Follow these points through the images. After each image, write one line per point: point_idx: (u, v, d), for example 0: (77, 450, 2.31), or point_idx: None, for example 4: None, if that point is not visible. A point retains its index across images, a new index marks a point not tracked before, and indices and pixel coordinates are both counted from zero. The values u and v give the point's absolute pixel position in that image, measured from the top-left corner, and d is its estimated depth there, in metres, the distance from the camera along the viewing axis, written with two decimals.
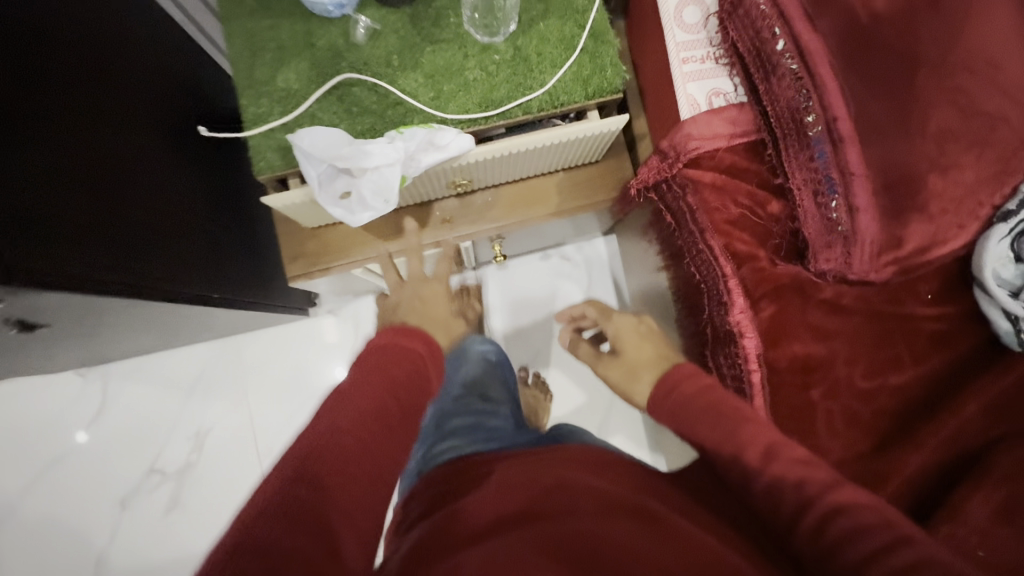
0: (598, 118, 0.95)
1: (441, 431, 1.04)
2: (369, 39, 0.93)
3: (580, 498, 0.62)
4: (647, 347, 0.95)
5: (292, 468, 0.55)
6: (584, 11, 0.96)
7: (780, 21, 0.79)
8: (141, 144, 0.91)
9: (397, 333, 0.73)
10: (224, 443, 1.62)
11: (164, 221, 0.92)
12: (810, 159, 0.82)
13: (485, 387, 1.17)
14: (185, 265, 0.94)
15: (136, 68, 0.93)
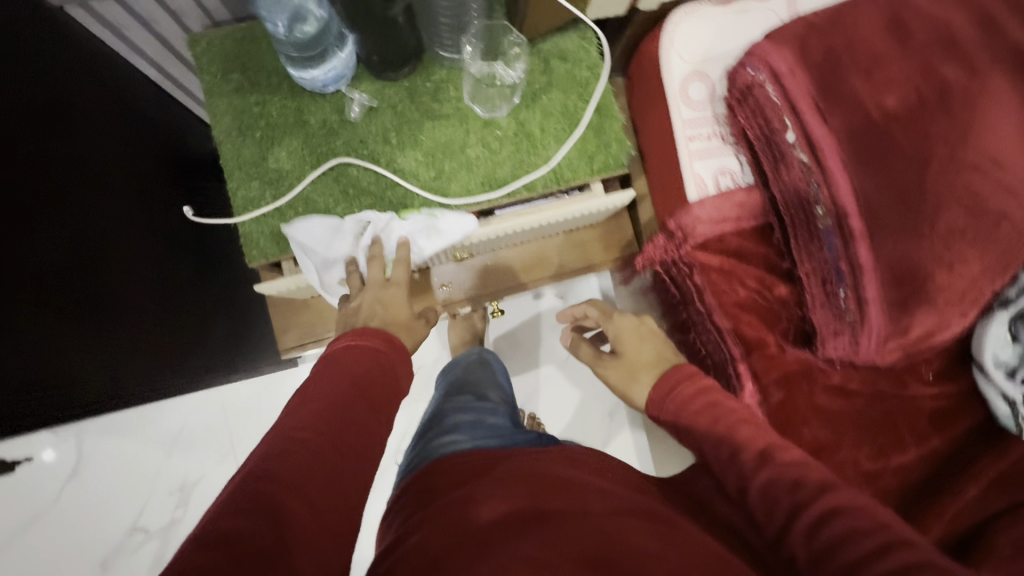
0: (604, 194, 0.92)
1: (437, 429, 0.91)
2: (364, 117, 0.89)
3: (557, 477, 0.64)
4: (648, 347, 0.97)
5: (262, 464, 0.54)
6: (587, 83, 0.93)
7: (790, 113, 0.78)
8: (120, 215, 0.88)
9: (362, 332, 0.74)
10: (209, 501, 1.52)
11: (141, 286, 0.90)
12: (820, 249, 0.82)
13: (484, 390, 1.03)
14: (164, 324, 0.94)
15: (108, 137, 0.89)
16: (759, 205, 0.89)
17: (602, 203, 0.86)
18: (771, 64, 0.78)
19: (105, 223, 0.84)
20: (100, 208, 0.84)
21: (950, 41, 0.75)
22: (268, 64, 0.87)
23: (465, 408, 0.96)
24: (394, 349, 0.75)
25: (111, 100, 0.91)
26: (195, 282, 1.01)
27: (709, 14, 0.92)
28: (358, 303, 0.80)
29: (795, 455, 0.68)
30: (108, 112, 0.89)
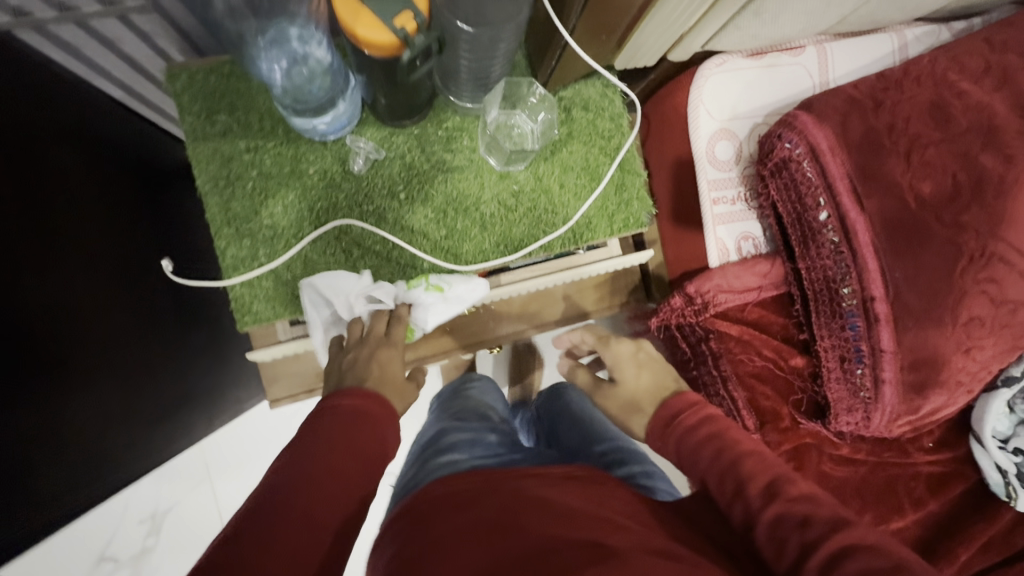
0: (620, 254, 0.90)
1: (427, 453, 0.70)
2: (368, 170, 0.80)
3: (565, 503, 0.52)
4: (644, 374, 0.83)
5: (236, 530, 0.48)
6: (611, 135, 0.87)
7: (824, 192, 0.76)
8: (98, 250, 0.75)
9: (339, 394, 0.63)
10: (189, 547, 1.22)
11: (116, 333, 0.77)
12: (841, 327, 0.80)
13: (483, 408, 0.83)
14: (147, 377, 0.83)
15: (96, 175, 0.77)
16: (781, 276, 0.87)
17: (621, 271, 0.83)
18: (811, 140, 0.75)
19: (76, 264, 0.71)
20: (73, 242, 0.71)
21: (988, 128, 0.73)
22: (262, 105, 0.78)
23: (464, 425, 0.74)
24: (387, 411, 0.63)
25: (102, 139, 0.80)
26: (174, 323, 0.89)
27: (741, 67, 0.86)
28: (350, 359, 0.71)
29: (803, 487, 0.56)
30: (96, 150, 0.78)
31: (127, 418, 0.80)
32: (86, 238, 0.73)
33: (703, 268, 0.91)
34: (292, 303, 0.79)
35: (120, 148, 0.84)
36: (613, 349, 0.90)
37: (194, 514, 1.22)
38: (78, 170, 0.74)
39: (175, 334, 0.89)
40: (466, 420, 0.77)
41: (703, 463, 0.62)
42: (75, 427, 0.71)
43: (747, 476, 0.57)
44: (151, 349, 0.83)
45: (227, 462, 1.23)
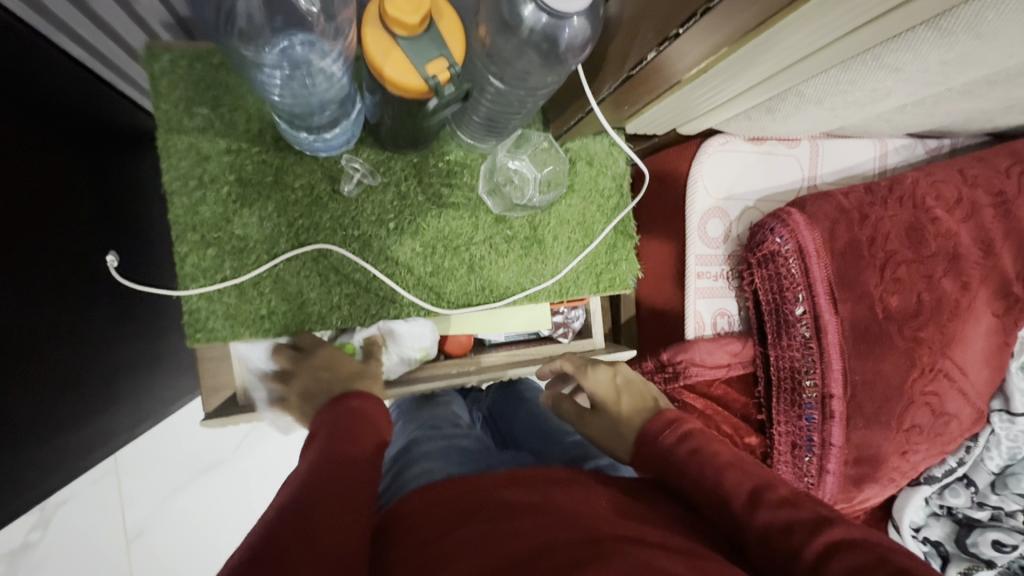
0: (609, 349, 0.92)
1: (397, 467, 0.65)
2: (359, 193, 0.75)
3: (580, 503, 0.51)
4: (624, 399, 0.70)
5: (255, 547, 0.40)
6: (610, 195, 0.87)
7: (804, 289, 0.79)
8: (32, 232, 0.66)
9: (344, 400, 0.60)
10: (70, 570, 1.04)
11: (29, 330, 0.65)
12: (798, 417, 0.83)
13: (454, 415, 0.78)
14: (67, 378, 0.72)
15: (42, 148, 0.68)
16: (750, 356, 0.89)
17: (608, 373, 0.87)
18: (800, 239, 0.79)
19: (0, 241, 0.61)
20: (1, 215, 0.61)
21: (953, 255, 0.79)
22: (250, 106, 0.72)
23: (437, 434, 0.70)
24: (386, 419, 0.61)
25: (61, 112, 0.71)
26: (104, 324, 0.78)
27: (741, 150, 0.88)
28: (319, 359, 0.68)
29: (784, 490, 0.53)
30: (50, 123, 0.69)
31: (39, 424, 0.69)
32: (26, 218, 0.65)
33: (680, 339, 0.92)
34: (254, 323, 0.73)
35: (84, 117, 0.75)
36: (591, 379, 0.76)
37: (88, 535, 1.05)
38: (23, 141, 0.65)
39: (105, 330, 0.79)
40: (437, 428, 0.73)
41: (674, 466, 0.58)
42: None
43: (730, 485, 0.54)
44: (67, 350, 0.72)
45: (139, 480, 1.08)
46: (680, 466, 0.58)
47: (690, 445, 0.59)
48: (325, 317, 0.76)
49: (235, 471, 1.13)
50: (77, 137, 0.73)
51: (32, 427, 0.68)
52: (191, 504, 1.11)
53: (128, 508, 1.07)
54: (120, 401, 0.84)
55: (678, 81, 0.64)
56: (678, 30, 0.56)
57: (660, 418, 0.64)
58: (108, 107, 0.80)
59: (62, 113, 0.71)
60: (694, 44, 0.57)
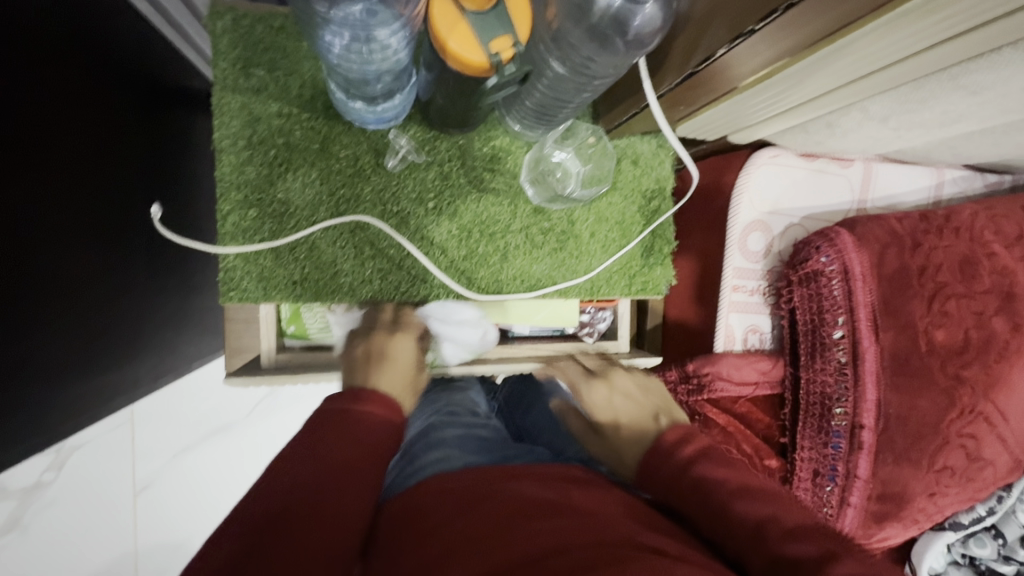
0: (633, 353, 0.91)
1: (416, 448, 0.65)
2: (402, 169, 0.75)
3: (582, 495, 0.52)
4: (623, 414, 0.71)
5: (258, 529, 0.44)
6: (653, 197, 0.86)
7: (844, 313, 0.77)
8: (86, 177, 0.68)
9: (351, 395, 0.57)
10: (75, 513, 1.05)
11: (69, 271, 0.67)
12: (824, 444, 0.80)
13: (472, 403, 0.78)
14: (101, 322, 0.74)
15: (99, 95, 0.69)
16: (779, 377, 0.87)
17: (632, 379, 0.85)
18: (846, 261, 0.76)
19: (50, 185, 0.62)
20: (56, 159, 0.63)
21: (1007, 294, 0.76)
22: (306, 72, 0.72)
23: (455, 421, 0.70)
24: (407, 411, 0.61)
25: (122, 62, 0.73)
26: (141, 277, 0.80)
27: (792, 165, 0.86)
28: (360, 352, 0.67)
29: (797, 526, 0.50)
30: (111, 72, 0.71)
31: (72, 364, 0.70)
32: (80, 161, 0.66)
33: (708, 352, 0.90)
34: (286, 289, 0.73)
35: (144, 69, 0.77)
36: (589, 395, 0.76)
37: (98, 483, 1.06)
38: (82, 85, 0.66)
39: (140, 280, 0.80)
40: (454, 415, 0.72)
41: (680, 487, 0.57)
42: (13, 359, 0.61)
43: (738, 513, 0.52)
44: (102, 296, 0.73)
45: (153, 434, 1.10)
46: (693, 481, 0.57)
47: (696, 474, 0.57)
48: (356, 290, 0.76)
49: (244, 435, 1.14)
50: (133, 88, 0.75)
51: (62, 366, 0.69)
52: (198, 463, 1.12)
53: (138, 461, 1.09)
54: (146, 353, 0.85)
55: (733, 88, 0.64)
56: (754, 27, 0.54)
57: (669, 437, 0.63)
58: (164, 61, 0.82)
59: (122, 62, 0.73)
60: (763, 46, 0.55)
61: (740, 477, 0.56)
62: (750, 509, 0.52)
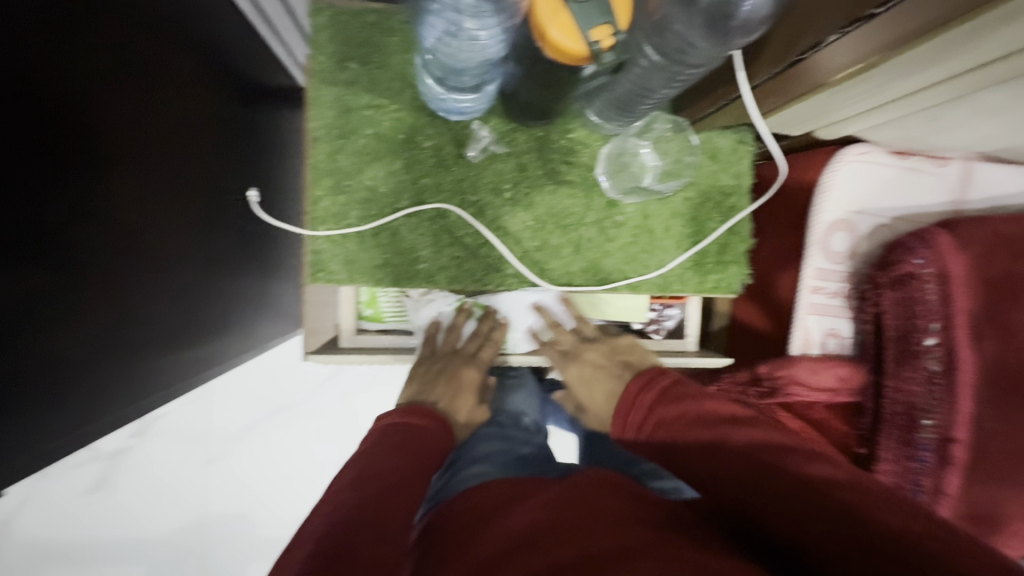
0: (701, 352, 0.89)
1: (458, 460, 0.69)
2: (482, 160, 0.77)
3: (620, 484, 0.54)
4: (599, 394, 0.77)
5: (321, 533, 0.46)
6: (729, 194, 0.84)
7: (940, 320, 0.73)
8: (192, 166, 0.74)
9: (406, 408, 0.67)
10: (156, 476, 1.13)
11: (172, 248, 0.72)
12: (908, 457, 0.75)
13: (516, 418, 0.81)
14: (197, 297, 0.79)
15: (197, 81, 0.73)
16: (859, 384, 0.82)
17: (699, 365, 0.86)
18: (943, 264, 0.73)
19: (167, 171, 0.69)
20: (172, 147, 0.69)
21: None
22: (395, 66, 0.75)
23: (494, 437, 0.73)
24: (446, 428, 0.68)
25: (221, 57, 0.79)
26: (231, 260, 0.86)
27: (883, 163, 0.81)
28: (424, 370, 0.78)
29: None
30: (212, 69, 0.77)
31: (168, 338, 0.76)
32: (188, 147, 0.72)
33: (782, 355, 0.86)
34: (368, 272, 0.76)
35: (241, 62, 0.83)
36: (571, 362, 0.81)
37: (177, 449, 1.14)
38: (190, 78, 0.72)
39: (227, 263, 0.85)
40: (496, 431, 0.75)
41: (677, 443, 0.57)
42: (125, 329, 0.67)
43: None
44: (200, 276, 0.79)
45: (226, 408, 1.16)
46: (686, 434, 0.56)
47: (660, 415, 0.62)
48: (433, 276, 0.78)
49: (310, 413, 1.20)
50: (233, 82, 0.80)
51: (163, 336, 0.74)
52: (266, 437, 1.19)
53: (214, 432, 1.16)
54: (232, 330, 0.91)
55: (822, 83, 0.62)
56: (874, 10, 0.52)
57: (646, 396, 0.65)
58: (258, 57, 0.88)
59: (221, 56, 0.78)
60: (871, 36, 0.54)
61: (693, 407, 0.59)
62: (704, 434, 0.54)
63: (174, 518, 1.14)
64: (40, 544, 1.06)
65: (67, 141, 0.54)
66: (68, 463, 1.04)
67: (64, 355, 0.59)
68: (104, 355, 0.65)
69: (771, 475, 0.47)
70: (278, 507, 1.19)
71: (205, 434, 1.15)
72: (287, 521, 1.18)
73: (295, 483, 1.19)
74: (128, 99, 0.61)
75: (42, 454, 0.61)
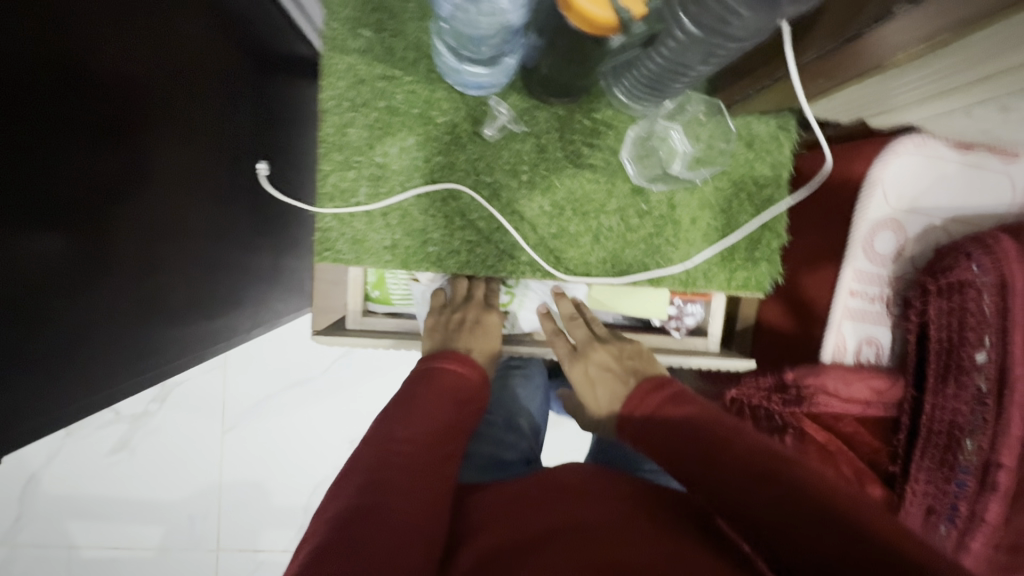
0: (722, 353, 0.83)
1: None
2: (499, 139, 0.73)
3: (630, 500, 0.52)
4: (601, 394, 0.72)
5: (338, 521, 0.46)
6: (765, 185, 0.78)
7: (993, 334, 0.69)
8: (203, 132, 0.71)
9: (440, 355, 0.68)
10: (170, 442, 1.15)
11: (183, 217, 0.70)
12: (946, 479, 0.70)
13: (514, 412, 0.81)
14: (206, 270, 0.77)
15: (212, 47, 0.71)
16: (895, 398, 0.75)
17: (702, 359, 0.82)
18: (1004, 274, 0.69)
19: (177, 131, 0.66)
20: (183, 108, 0.66)
21: None
22: (411, 34, 0.72)
23: (485, 434, 0.74)
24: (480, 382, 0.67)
25: (238, 21, 0.75)
26: (243, 232, 0.84)
27: (941, 156, 0.74)
28: (455, 319, 0.74)
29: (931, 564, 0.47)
30: (228, 33, 0.73)
31: (175, 311, 0.74)
32: (200, 113, 0.70)
33: (811, 361, 0.80)
34: (376, 253, 0.73)
35: (259, 27, 0.80)
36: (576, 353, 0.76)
37: (192, 419, 1.15)
38: (207, 44, 0.69)
39: (236, 230, 0.82)
40: (489, 426, 0.76)
41: (680, 436, 0.55)
42: (130, 295, 0.65)
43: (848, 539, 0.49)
44: (210, 250, 0.77)
45: (240, 380, 1.17)
46: (707, 423, 0.55)
47: (659, 405, 0.62)
48: (443, 260, 0.75)
49: (320, 389, 1.19)
50: (248, 52, 0.78)
51: (171, 307, 0.73)
52: (278, 412, 1.18)
53: (227, 403, 1.17)
54: (244, 305, 0.90)
55: (878, 66, 0.56)
56: None
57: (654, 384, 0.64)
58: (276, 24, 0.85)
59: (239, 21, 0.76)
60: (929, 19, 0.48)
61: (675, 407, 0.60)
62: (695, 424, 0.56)
63: (186, 485, 1.16)
64: (64, 499, 1.12)
65: (69, 113, 0.52)
66: (91, 423, 1.11)
67: (72, 328, 0.58)
68: (113, 323, 0.64)
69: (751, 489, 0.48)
70: (285, 482, 1.18)
71: (219, 405, 1.16)
72: (295, 496, 1.18)
73: (303, 458, 1.19)
74: (136, 49, 0.58)
75: (37, 426, 0.60)
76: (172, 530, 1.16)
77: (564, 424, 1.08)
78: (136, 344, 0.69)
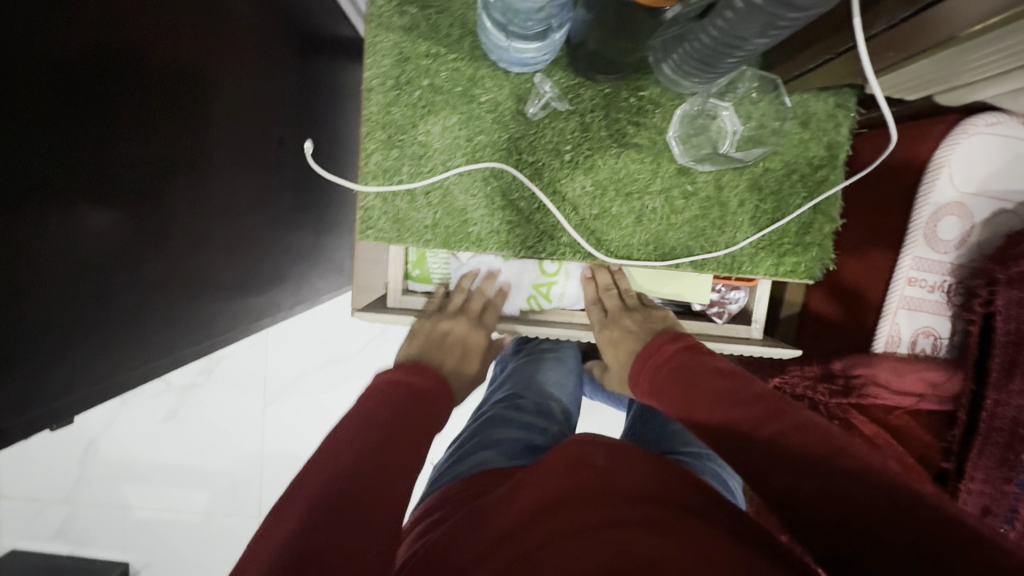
0: (766, 341, 0.81)
1: (470, 444, 0.68)
2: (543, 117, 0.73)
3: (656, 484, 0.49)
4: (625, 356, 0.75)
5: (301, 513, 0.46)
6: (819, 166, 0.74)
7: None
8: (248, 110, 0.72)
9: (407, 365, 0.68)
10: (216, 413, 1.20)
11: (228, 194, 0.72)
12: (1006, 480, 0.68)
13: (544, 398, 0.80)
14: (250, 245, 0.79)
15: (260, 26, 0.72)
16: (952, 392, 0.72)
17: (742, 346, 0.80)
18: None
19: (221, 110, 0.67)
20: (228, 86, 0.67)
21: None
22: (457, 11, 0.71)
23: (513, 420, 0.73)
24: (445, 389, 0.69)
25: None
26: (286, 208, 0.86)
27: (1017, 136, 0.69)
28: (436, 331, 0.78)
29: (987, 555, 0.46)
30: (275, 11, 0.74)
31: (220, 285, 0.77)
32: (245, 90, 0.71)
33: (861, 351, 0.77)
34: (418, 232, 0.74)
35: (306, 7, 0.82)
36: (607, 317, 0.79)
37: (237, 391, 1.20)
38: (254, 21, 0.70)
39: (276, 205, 0.83)
40: (517, 413, 0.75)
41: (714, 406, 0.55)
42: (178, 272, 0.67)
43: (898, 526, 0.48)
44: (255, 225, 0.79)
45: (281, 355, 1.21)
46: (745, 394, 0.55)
47: (688, 375, 0.62)
48: (483, 240, 0.74)
49: (357, 367, 1.22)
50: (294, 31, 0.79)
51: (215, 281, 0.75)
52: (316, 387, 1.22)
53: (269, 377, 1.21)
54: (286, 281, 0.92)
55: (952, 37, 0.52)
56: None
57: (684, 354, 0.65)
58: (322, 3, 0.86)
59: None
60: None
61: (690, 391, 0.59)
62: (728, 395, 0.55)
63: (230, 453, 1.21)
64: (119, 462, 1.19)
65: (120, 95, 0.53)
66: (145, 392, 1.18)
67: (126, 302, 0.61)
68: (164, 297, 0.66)
69: (772, 471, 0.47)
70: None
71: (261, 379, 1.21)
72: None
73: None
74: (181, 26, 0.59)
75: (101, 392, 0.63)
76: (217, 496, 1.22)
77: (597, 407, 1.08)
78: (186, 316, 0.72)
